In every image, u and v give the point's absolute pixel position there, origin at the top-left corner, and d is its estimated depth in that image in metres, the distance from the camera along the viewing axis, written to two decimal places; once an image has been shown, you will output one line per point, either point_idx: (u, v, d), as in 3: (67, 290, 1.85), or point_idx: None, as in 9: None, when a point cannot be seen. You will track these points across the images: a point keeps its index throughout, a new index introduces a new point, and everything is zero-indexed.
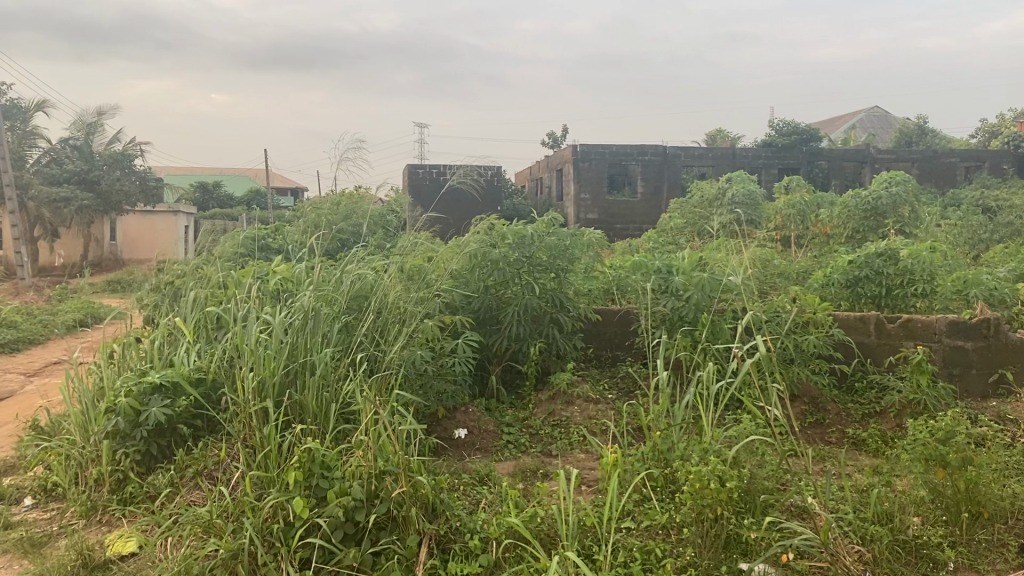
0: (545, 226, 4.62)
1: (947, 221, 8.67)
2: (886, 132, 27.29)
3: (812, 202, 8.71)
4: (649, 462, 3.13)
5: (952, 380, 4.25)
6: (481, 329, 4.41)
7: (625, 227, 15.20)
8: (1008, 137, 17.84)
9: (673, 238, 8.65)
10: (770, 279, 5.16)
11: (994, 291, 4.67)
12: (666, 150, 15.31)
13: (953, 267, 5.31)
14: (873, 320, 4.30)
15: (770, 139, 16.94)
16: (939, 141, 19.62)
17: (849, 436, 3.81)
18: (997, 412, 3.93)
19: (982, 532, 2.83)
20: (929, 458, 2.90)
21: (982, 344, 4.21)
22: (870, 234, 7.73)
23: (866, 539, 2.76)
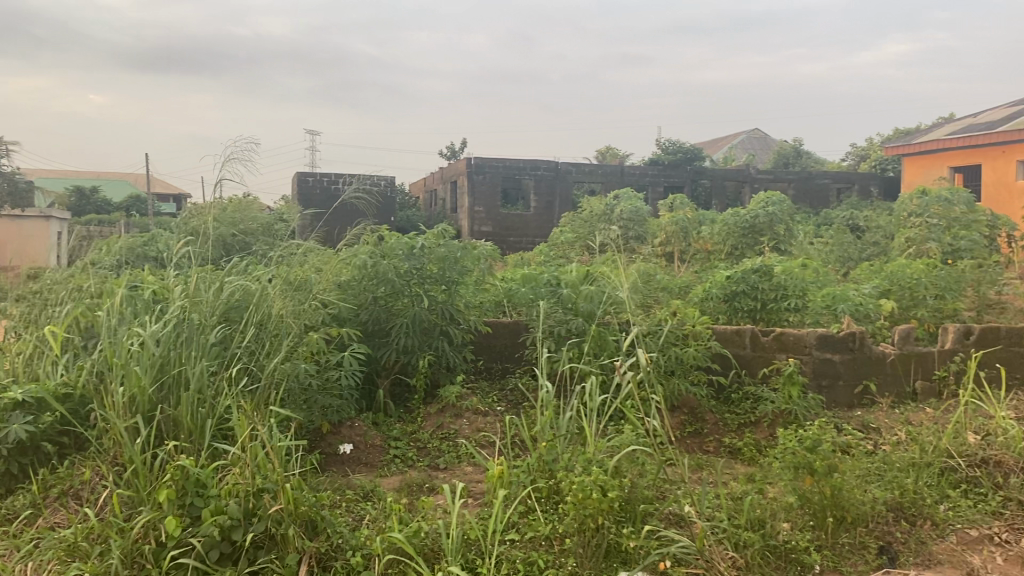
0: (435, 238, 4.60)
1: (820, 239, 9.11)
2: (764, 153, 28.58)
3: (693, 219, 9.01)
4: (534, 472, 3.16)
5: (820, 390, 4.40)
6: (368, 341, 4.33)
7: (519, 240, 15.23)
8: (874, 160, 18.80)
9: (563, 251, 8.74)
10: (652, 292, 5.29)
11: (860, 306, 4.82)
12: (557, 165, 15.55)
13: (823, 283, 5.52)
14: (748, 333, 4.44)
15: (656, 157, 17.47)
16: (814, 164, 20.69)
17: (725, 446, 3.97)
18: (861, 421, 4.10)
19: (845, 535, 2.98)
20: (798, 465, 3.05)
21: (848, 356, 4.37)
22: (747, 251, 8.06)
23: (738, 545, 2.86)
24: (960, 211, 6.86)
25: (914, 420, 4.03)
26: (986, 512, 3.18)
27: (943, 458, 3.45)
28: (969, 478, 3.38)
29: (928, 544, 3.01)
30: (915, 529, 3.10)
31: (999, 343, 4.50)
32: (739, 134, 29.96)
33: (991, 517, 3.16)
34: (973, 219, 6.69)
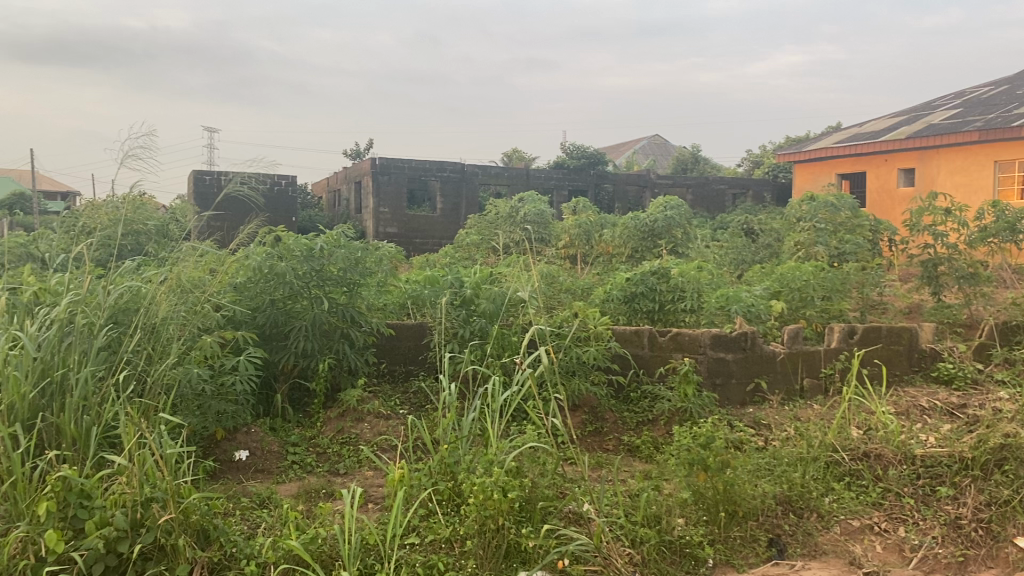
0: (334, 238, 4.50)
1: (717, 242, 9.38)
2: (666, 159, 29.32)
3: (596, 222, 9.14)
4: (435, 475, 3.13)
5: (714, 389, 4.51)
6: (266, 345, 4.23)
7: (425, 242, 14.98)
8: (768, 167, 19.50)
9: (467, 252, 8.71)
10: (556, 294, 5.34)
11: (752, 307, 4.98)
12: (464, 168, 15.52)
13: (718, 284, 5.68)
14: (646, 333, 4.52)
15: (560, 161, 17.67)
16: (711, 170, 21.31)
17: (624, 444, 4.05)
18: (753, 418, 4.24)
19: (736, 529, 3.08)
20: (692, 462, 3.12)
21: (741, 356, 4.51)
22: (647, 254, 8.23)
23: (635, 542, 2.93)
24: (846, 216, 7.16)
25: (802, 416, 4.19)
26: (868, 503, 3.33)
27: (828, 452, 3.58)
28: (853, 471, 3.52)
29: (814, 535, 3.13)
30: (802, 521, 3.22)
31: (880, 341, 4.75)
32: (641, 139, 30.60)
33: (873, 507, 3.31)
34: (858, 224, 7.00)
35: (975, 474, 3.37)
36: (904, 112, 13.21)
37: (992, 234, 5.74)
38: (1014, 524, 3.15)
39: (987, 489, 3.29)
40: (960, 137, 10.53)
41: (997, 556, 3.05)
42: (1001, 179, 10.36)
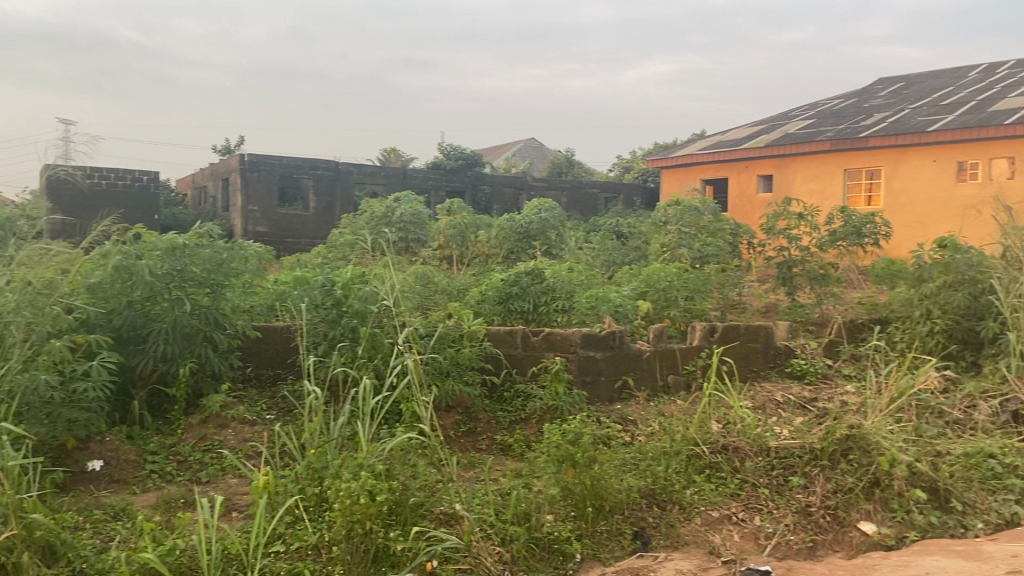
0: (195, 238, 4.34)
1: (588, 244, 9.56)
2: (541, 163, 29.73)
3: (470, 223, 9.16)
4: (302, 481, 3.08)
5: (584, 386, 4.60)
6: (121, 349, 3.99)
7: (296, 242, 14.59)
8: (638, 171, 20.08)
9: (340, 252, 8.51)
10: (430, 295, 5.33)
11: (620, 308, 5.12)
12: (338, 166, 15.22)
13: (590, 285, 5.80)
14: (519, 333, 4.56)
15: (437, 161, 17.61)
16: (584, 174, 21.77)
17: (497, 443, 4.08)
18: (621, 414, 4.34)
19: (603, 523, 3.15)
20: (561, 458, 3.18)
21: (609, 354, 4.62)
22: (522, 256, 8.33)
23: (504, 540, 2.96)
24: (709, 220, 7.43)
25: (666, 412, 4.35)
26: (727, 494, 3.47)
27: (690, 446, 3.70)
28: (712, 464, 3.65)
29: (676, 527, 3.25)
30: (665, 513, 3.32)
31: (738, 339, 4.97)
32: (517, 142, 30.88)
33: (731, 498, 3.46)
34: (720, 227, 7.28)
35: (824, 463, 3.58)
36: (762, 121, 13.88)
37: (841, 237, 6.10)
38: (858, 510, 3.36)
39: (834, 478, 3.50)
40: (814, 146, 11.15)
41: (842, 541, 3.26)
42: (849, 186, 11.06)
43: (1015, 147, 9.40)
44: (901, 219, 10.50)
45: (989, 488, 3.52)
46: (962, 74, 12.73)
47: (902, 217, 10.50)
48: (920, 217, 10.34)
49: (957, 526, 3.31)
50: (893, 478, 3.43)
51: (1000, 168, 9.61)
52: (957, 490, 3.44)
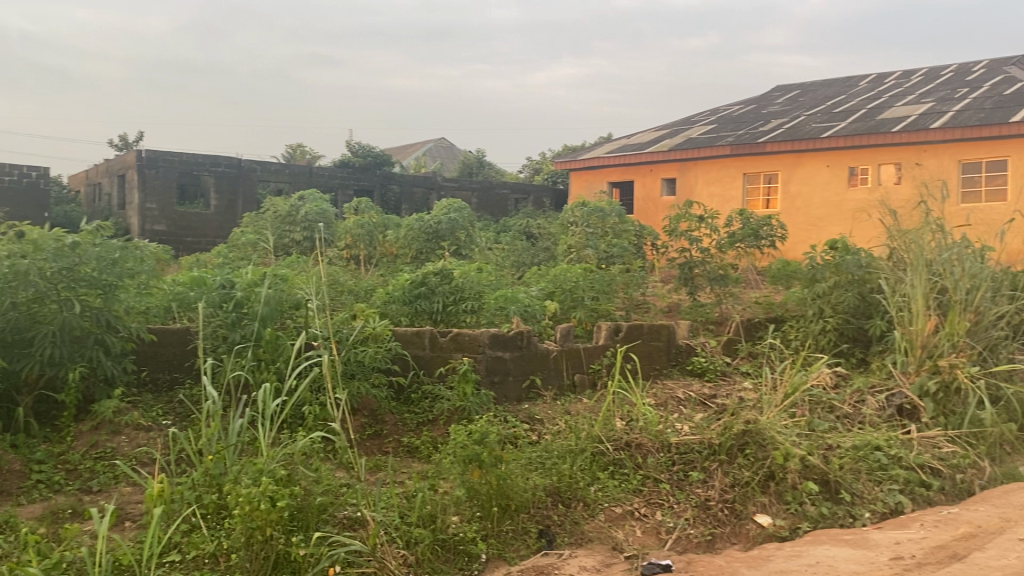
0: (86, 236, 4.15)
1: (498, 245, 9.55)
2: (452, 163, 29.69)
3: (378, 223, 9.07)
4: (199, 488, 2.99)
5: (492, 387, 4.56)
6: (4, 354, 3.78)
7: (197, 241, 14.15)
8: (548, 173, 20.25)
9: (241, 251, 8.28)
10: (338, 298, 5.29)
11: (528, 308, 5.18)
12: (241, 163, 14.70)
13: (498, 286, 5.82)
14: (427, 334, 4.53)
15: (344, 159, 17.38)
16: (494, 175, 21.82)
17: (404, 445, 4.05)
18: (528, 413, 4.37)
19: (508, 523, 3.16)
20: (467, 458, 3.18)
21: (517, 354, 4.62)
22: (430, 257, 8.33)
23: (410, 543, 2.94)
24: (614, 221, 7.56)
25: (572, 410, 4.40)
26: (630, 490, 3.53)
27: (594, 443, 3.75)
28: (616, 460, 3.71)
29: (581, 524, 3.29)
30: (570, 511, 3.36)
31: (641, 338, 5.08)
32: (426, 142, 30.68)
33: (634, 494, 3.53)
34: (624, 228, 7.41)
35: (721, 458, 3.68)
36: (665, 125, 14.20)
37: (739, 239, 6.29)
38: (754, 503, 3.47)
39: (731, 472, 3.60)
40: (715, 151, 11.48)
41: (739, 533, 3.36)
42: (748, 190, 11.43)
43: (901, 154, 9.95)
44: (796, 222, 10.88)
45: (875, 478, 3.69)
46: (853, 83, 13.33)
47: (796, 219, 10.89)
48: (814, 221, 10.74)
49: (846, 516, 3.47)
50: (787, 471, 3.55)
51: (888, 174, 10.13)
52: (847, 481, 3.59)
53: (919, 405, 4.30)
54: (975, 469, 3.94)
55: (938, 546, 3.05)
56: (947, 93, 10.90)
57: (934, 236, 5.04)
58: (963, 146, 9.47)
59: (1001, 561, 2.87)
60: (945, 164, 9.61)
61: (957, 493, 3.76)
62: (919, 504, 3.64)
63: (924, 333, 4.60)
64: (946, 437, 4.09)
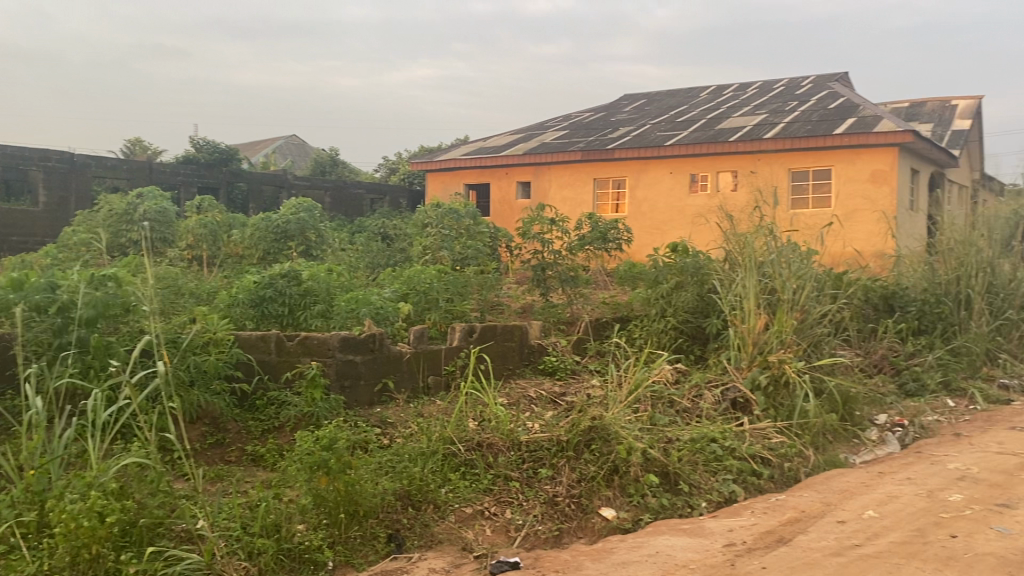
0: None
1: (351, 245, 9.42)
2: (304, 161, 29.06)
3: (223, 223, 8.73)
4: (19, 505, 2.77)
5: (343, 391, 4.46)
6: None
7: (23, 240, 13.07)
8: (404, 173, 20.19)
9: (71, 252, 7.74)
10: (178, 300, 5.05)
11: (380, 310, 5.01)
12: (72, 158, 13.60)
13: (348, 287, 5.71)
14: (272, 338, 4.40)
15: (188, 156, 16.62)
16: (349, 174, 21.47)
17: (248, 453, 3.94)
18: (380, 417, 4.32)
19: (356, 529, 3.12)
20: (314, 465, 3.10)
21: (368, 357, 4.55)
22: (278, 257, 8.09)
23: (252, 554, 2.86)
24: (468, 223, 7.59)
25: (425, 412, 4.39)
26: (480, 489, 3.56)
27: (446, 444, 3.74)
28: (467, 461, 3.72)
29: (430, 526, 3.28)
30: (420, 513, 3.35)
31: (494, 339, 5.13)
32: (277, 138, 29.82)
33: (484, 493, 3.56)
34: (478, 230, 7.45)
35: (569, 454, 3.77)
36: (519, 130, 14.39)
37: (589, 242, 6.48)
38: (599, 497, 3.59)
39: (578, 468, 3.70)
40: (566, 156, 11.76)
41: (585, 527, 3.46)
42: (598, 194, 11.79)
43: (738, 162, 10.53)
44: (641, 225, 11.30)
45: (711, 469, 3.89)
46: (695, 94, 14.00)
47: (642, 223, 11.31)
48: (658, 224, 11.18)
49: (685, 506, 3.63)
50: (629, 465, 3.70)
51: (726, 180, 10.71)
52: (685, 472, 3.76)
53: (751, 398, 4.56)
54: (801, 458, 4.21)
55: (766, 531, 3.24)
56: (779, 106, 11.63)
57: (765, 238, 5.39)
58: (794, 156, 10.12)
59: (821, 543, 3.08)
60: (777, 172, 10.24)
61: (785, 480, 4.01)
62: (751, 491, 3.85)
63: (755, 330, 4.88)
64: (775, 428, 4.36)
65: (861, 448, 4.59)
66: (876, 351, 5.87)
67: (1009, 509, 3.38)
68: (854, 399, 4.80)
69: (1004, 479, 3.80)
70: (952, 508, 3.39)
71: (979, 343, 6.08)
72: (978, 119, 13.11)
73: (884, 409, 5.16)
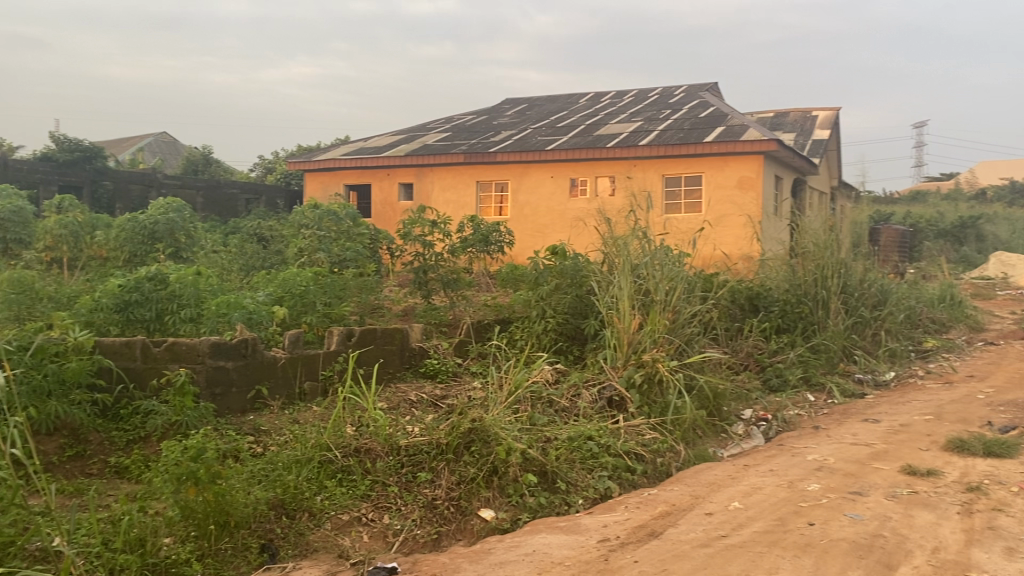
0: None
1: (226, 247, 9.11)
2: (174, 159, 27.90)
3: (84, 223, 8.24)
4: None
5: (212, 399, 4.34)
6: None
7: None
8: (281, 173, 19.75)
9: None
10: (34, 305, 4.76)
11: (253, 314, 4.86)
12: None
13: (218, 290, 5.43)
14: (138, 345, 4.22)
15: (48, 154, 15.64)
16: (223, 172, 20.74)
17: (111, 466, 3.77)
18: (254, 424, 4.21)
19: (226, 540, 3.02)
20: (180, 476, 2.99)
21: (241, 363, 4.42)
22: (145, 259, 7.72)
23: (114, 570, 2.75)
24: (348, 225, 7.48)
25: (301, 418, 4.31)
26: (358, 495, 3.52)
27: (322, 451, 3.68)
28: (344, 468, 3.67)
29: (305, 535, 3.22)
30: (294, 522, 3.28)
31: (374, 343, 5.08)
32: (146, 135, 28.50)
33: (362, 499, 3.52)
34: (357, 232, 7.36)
35: (448, 457, 3.77)
36: (401, 131, 14.29)
37: (471, 245, 6.53)
38: (478, 498, 3.61)
39: (457, 470, 3.71)
40: (448, 158, 11.73)
41: (464, 529, 3.48)
42: (481, 197, 11.85)
43: (615, 167, 10.80)
44: (523, 228, 11.43)
45: (587, 466, 3.98)
46: (574, 100, 14.29)
47: (524, 226, 11.45)
48: (540, 227, 11.34)
49: (562, 504, 3.70)
50: (508, 465, 3.73)
51: (604, 186, 10.97)
52: (562, 471, 3.83)
53: (626, 397, 4.69)
54: (672, 453, 4.36)
55: (639, 526, 3.34)
56: (654, 114, 12.00)
57: (640, 242, 5.57)
58: (668, 162, 10.47)
59: (690, 535, 3.20)
60: (652, 178, 10.57)
61: (657, 475, 4.14)
62: (625, 487, 3.97)
63: (630, 331, 5.02)
64: (648, 424, 4.50)
65: (728, 442, 4.80)
66: (743, 349, 6.21)
67: (861, 496, 3.60)
68: (722, 395, 5.00)
69: (856, 468, 4.05)
70: (810, 496, 3.59)
71: (835, 340, 6.47)
72: (836, 129, 13.91)
73: (749, 404, 5.42)
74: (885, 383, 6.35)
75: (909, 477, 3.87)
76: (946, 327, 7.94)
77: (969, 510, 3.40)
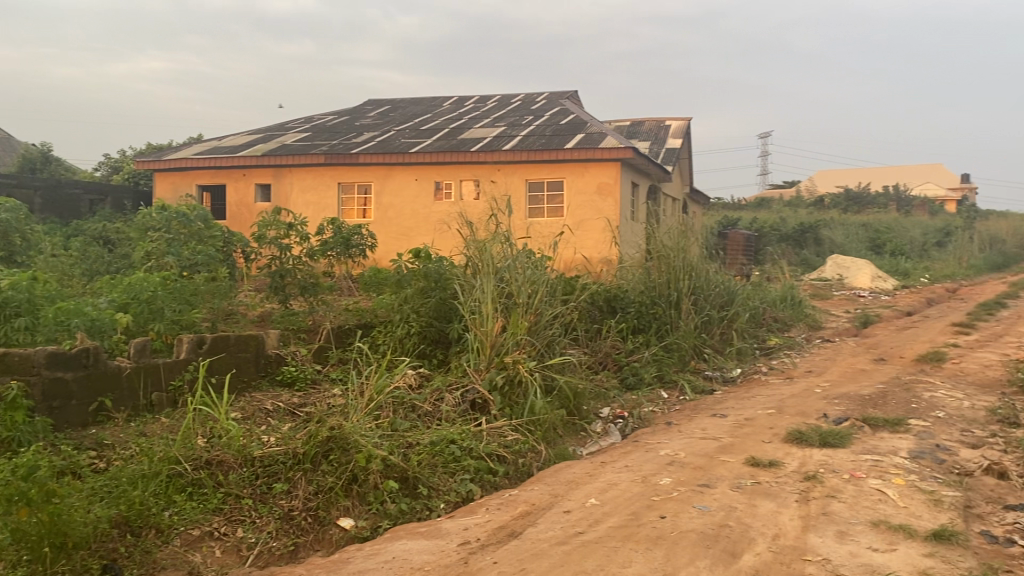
0: None
1: (67, 251, 8.57)
2: (8, 157, 25.98)
3: None
4: None
5: (50, 413, 4.07)
6: None
7: None
8: (128, 172, 18.77)
9: None
10: None
11: (96, 322, 4.65)
12: None
13: (55, 296, 5.10)
14: None
15: None
16: (64, 171, 19.49)
17: None
18: (96, 439, 3.98)
19: (63, 564, 2.84)
20: (11, 497, 2.79)
21: (82, 374, 4.18)
22: None
23: None
24: (199, 227, 7.18)
25: (148, 431, 4.11)
26: (209, 509, 3.40)
27: (171, 465, 3.52)
28: (194, 481, 3.52)
29: (153, 553, 3.08)
30: (140, 540, 3.13)
31: (227, 350, 4.91)
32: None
33: (214, 514, 3.40)
34: (210, 234, 7.09)
35: (306, 467, 3.70)
36: (258, 130, 13.86)
37: (330, 248, 6.38)
38: (337, 507, 3.56)
39: (315, 480, 3.64)
40: (310, 159, 11.45)
41: (322, 539, 3.43)
42: (343, 199, 11.67)
43: (479, 171, 10.88)
44: (387, 230, 11.34)
45: (449, 470, 3.99)
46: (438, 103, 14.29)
47: (387, 228, 11.35)
48: (403, 230, 11.28)
49: (423, 509, 3.70)
50: (368, 473, 3.69)
51: (468, 189, 11.02)
52: (423, 476, 3.83)
53: (488, 399, 4.73)
54: (533, 453, 4.44)
55: (499, 527, 3.37)
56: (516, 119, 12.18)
57: (502, 246, 5.62)
58: (530, 167, 10.64)
59: (548, 533, 3.27)
60: (515, 182, 10.72)
61: (518, 475, 4.20)
62: (487, 489, 4.01)
63: (492, 333, 5.07)
64: (510, 425, 4.55)
65: (586, 441, 4.93)
66: (601, 349, 6.41)
67: (708, 488, 3.78)
68: (580, 395, 5.14)
69: (705, 462, 4.24)
70: (662, 491, 3.74)
71: (686, 340, 6.76)
72: (688, 138, 14.54)
73: (608, 402, 5.60)
74: (733, 379, 6.68)
75: (752, 469, 4.10)
76: (788, 326, 8.45)
77: (806, 497, 3.63)
